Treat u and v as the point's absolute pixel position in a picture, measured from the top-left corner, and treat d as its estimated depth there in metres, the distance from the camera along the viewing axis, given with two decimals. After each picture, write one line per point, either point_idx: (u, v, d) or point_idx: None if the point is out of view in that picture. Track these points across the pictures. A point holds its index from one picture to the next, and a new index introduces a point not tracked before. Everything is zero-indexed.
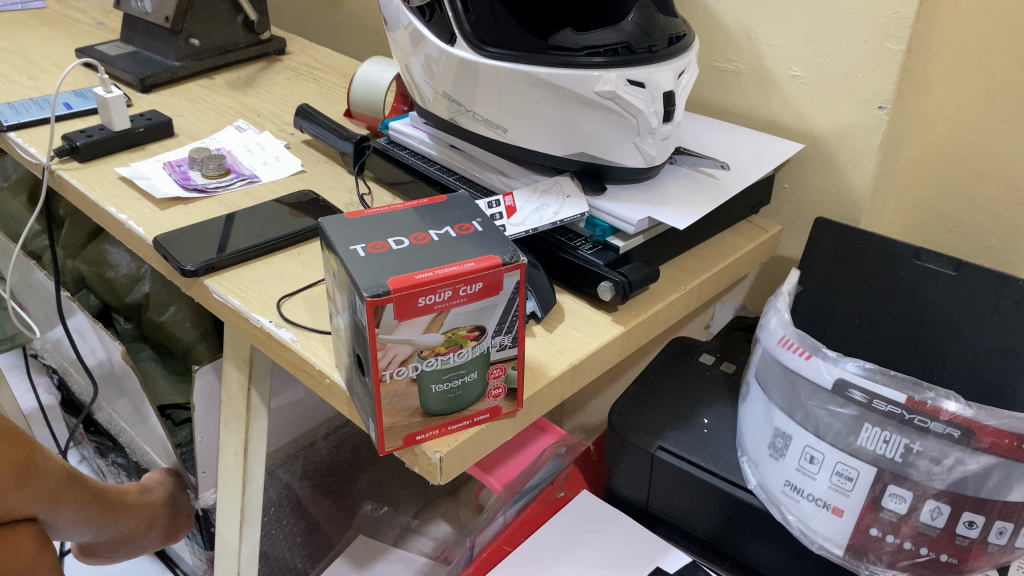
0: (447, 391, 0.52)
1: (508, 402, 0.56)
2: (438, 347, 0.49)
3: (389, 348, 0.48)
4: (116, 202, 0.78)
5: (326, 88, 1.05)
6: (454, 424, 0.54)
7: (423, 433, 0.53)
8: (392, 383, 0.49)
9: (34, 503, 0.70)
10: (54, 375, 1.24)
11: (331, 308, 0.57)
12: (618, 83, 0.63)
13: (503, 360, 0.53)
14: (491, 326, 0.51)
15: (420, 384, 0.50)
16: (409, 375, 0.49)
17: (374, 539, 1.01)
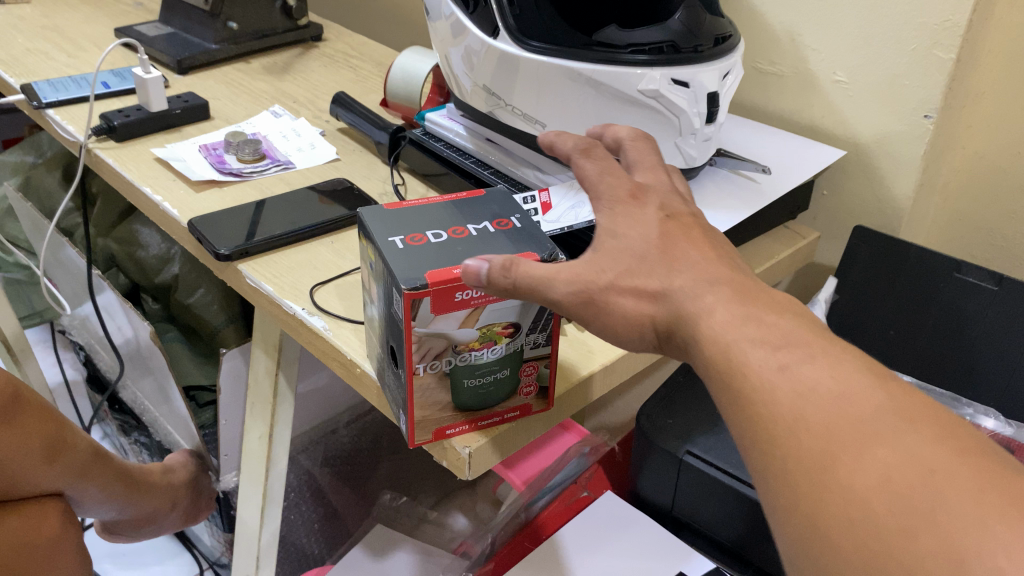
0: (479, 386, 0.52)
1: (538, 400, 0.55)
2: (473, 342, 0.49)
3: (425, 343, 0.47)
4: (151, 182, 0.78)
5: (362, 77, 1.04)
6: (485, 420, 0.54)
7: (454, 427, 0.53)
8: (426, 377, 0.49)
9: (62, 479, 0.71)
10: (80, 351, 1.25)
11: (364, 300, 0.57)
12: (661, 82, 0.63)
13: (537, 358, 0.53)
14: (525, 323, 0.50)
15: (452, 378, 0.50)
16: (441, 369, 0.49)
17: (391, 531, 0.97)
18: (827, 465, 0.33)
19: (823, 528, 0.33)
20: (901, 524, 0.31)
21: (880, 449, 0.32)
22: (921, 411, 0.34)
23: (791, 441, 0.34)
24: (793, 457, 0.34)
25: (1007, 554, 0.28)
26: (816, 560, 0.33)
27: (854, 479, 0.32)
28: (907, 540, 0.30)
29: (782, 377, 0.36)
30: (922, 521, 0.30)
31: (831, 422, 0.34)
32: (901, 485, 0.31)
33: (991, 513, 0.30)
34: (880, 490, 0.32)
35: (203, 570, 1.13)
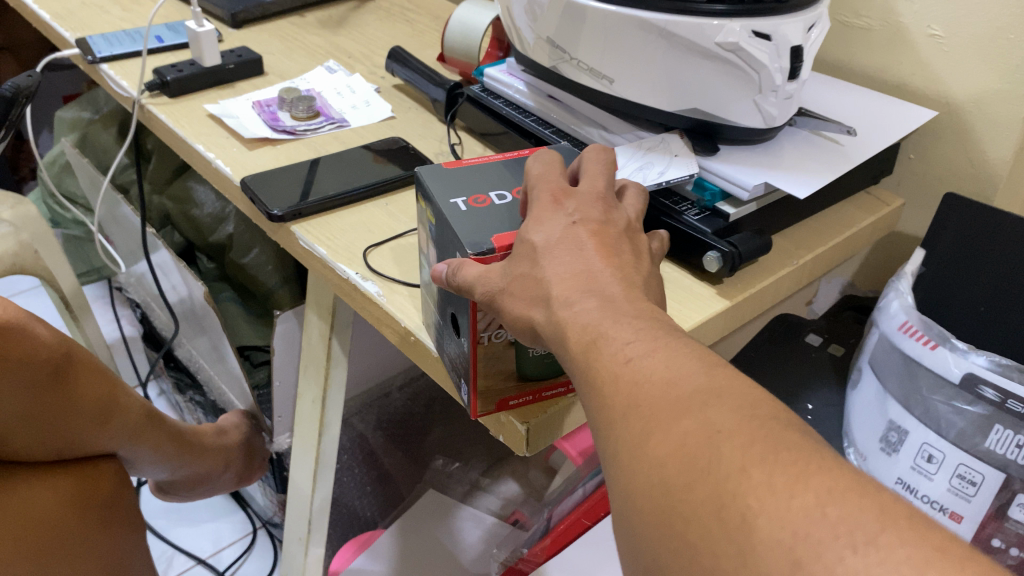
0: (545, 355, 0.49)
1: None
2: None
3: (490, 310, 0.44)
4: (204, 139, 0.76)
5: (419, 31, 1.01)
6: (549, 391, 0.51)
7: (516, 398, 0.50)
8: (490, 346, 0.46)
9: (116, 440, 0.70)
10: (137, 308, 1.25)
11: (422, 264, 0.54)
12: (741, 35, 0.58)
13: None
14: None
15: (516, 347, 0.47)
16: (506, 338, 0.46)
17: (443, 495, 0.99)
18: (640, 440, 0.31)
19: (634, 496, 0.30)
20: (685, 482, 0.29)
21: (685, 420, 0.30)
22: (738, 383, 0.32)
23: (619, 419, 0.32)
24: (615, 433, 0.32)
25: (760, 495, 0.27)
26: (631, 532, 0.31)
27: (653, 448, 0.30)
28: (688, 495, 0.28)
29: (622, 350, 0.34)
30: (702, 471, 0.28)
31: (652, 394, 0.32)
32: (691, 443, 0.29)
33: (756, 457, 0.28)
34: (675, 455, 0.29)
35: (257, 529, 1.14)
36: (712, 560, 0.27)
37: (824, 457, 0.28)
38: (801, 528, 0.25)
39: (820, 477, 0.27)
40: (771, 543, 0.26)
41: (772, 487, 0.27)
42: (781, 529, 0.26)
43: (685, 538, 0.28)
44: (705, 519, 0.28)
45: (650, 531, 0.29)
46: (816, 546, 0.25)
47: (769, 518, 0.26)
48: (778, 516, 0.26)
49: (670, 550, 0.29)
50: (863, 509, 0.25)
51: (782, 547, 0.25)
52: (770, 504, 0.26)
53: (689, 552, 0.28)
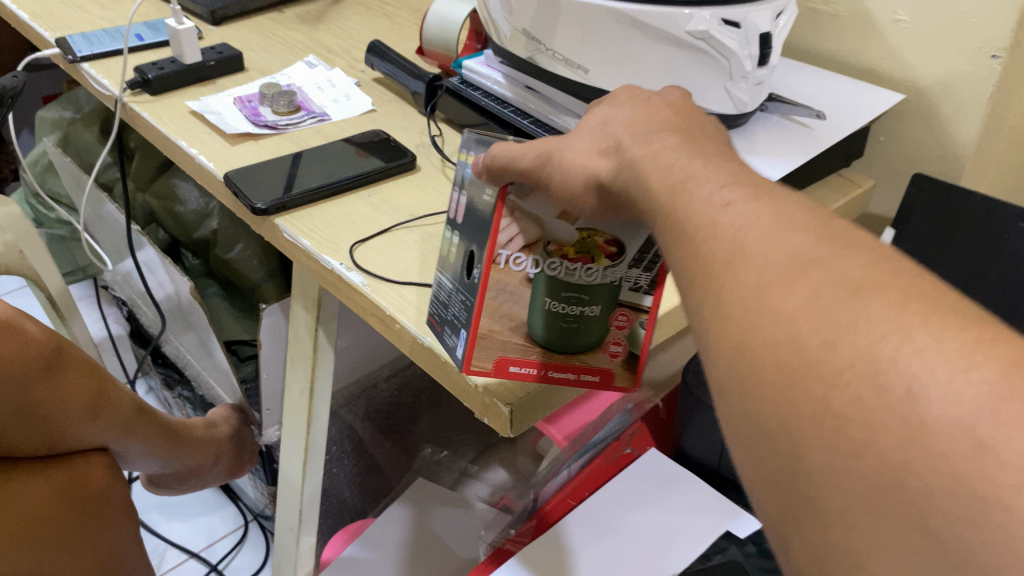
0: (561, 317, 0.49)
1: (623, 373, 0.52)
2: (568, 247, 0.46)
3: (516, 217, 0.46)
4: (187, 135, 0.77)
5: (397, 24, 1.02)
6: (557, 372, 0.51)
7: (519, 364, 0.50)
8: (505, 267, 0.47)
9: (107, 434, 0.71)
10: (123, 306, 1.26)
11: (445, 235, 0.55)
12: (711, 23, 0.60)
13: (632, 308, 0.49)
14: (632, 253, 0.46)
15: (535, 287, 0.48)
16: (524, 269, 0.47)
17: (433, 483, 1.00)
18: (757, 295, 0.30)
19: (760, 359, 0.29)
20: (828, 343, 0.27)
21: (814, 273, 0.29)
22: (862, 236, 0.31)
23: (728, 274, 0.31)
24: (730, 286, 0.31)
25: (930, 364, 0.25)
26: (744, 401, 0.30)
27: (784, 302, 0.29)
28: (832, 358, 0.27)
29: (724, 215, 0.33)
30: (848, 335, 0.27)
31: (767, 261, 0.30)
32: (832, 305, 0.28)
33: (915, 321, 0.26)
34: (808, 311, 0.28)
35: (248, 522, 1.16)
36: (869, 431, 0.25)
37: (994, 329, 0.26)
38: (992, 404, 0.24)
39: (999, 348, 0.25)
40: (944, 424, 0.24)
41: (944, 357, 0.25)
42: (953, 406, 0.24)
43: (841, 414, 0.26)
44: (857, 385, 0.26)
45: (777, 392, 0.28)
46: (1003, 427, 0.23)
47: (941, 392, 0.24)
48: (953, 388, 0.24)
49: (802, 414, 0.27)
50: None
51: (964, 428, 0.24)
52: (941, 377, 0.25)
53: (835, 419, 0.26)
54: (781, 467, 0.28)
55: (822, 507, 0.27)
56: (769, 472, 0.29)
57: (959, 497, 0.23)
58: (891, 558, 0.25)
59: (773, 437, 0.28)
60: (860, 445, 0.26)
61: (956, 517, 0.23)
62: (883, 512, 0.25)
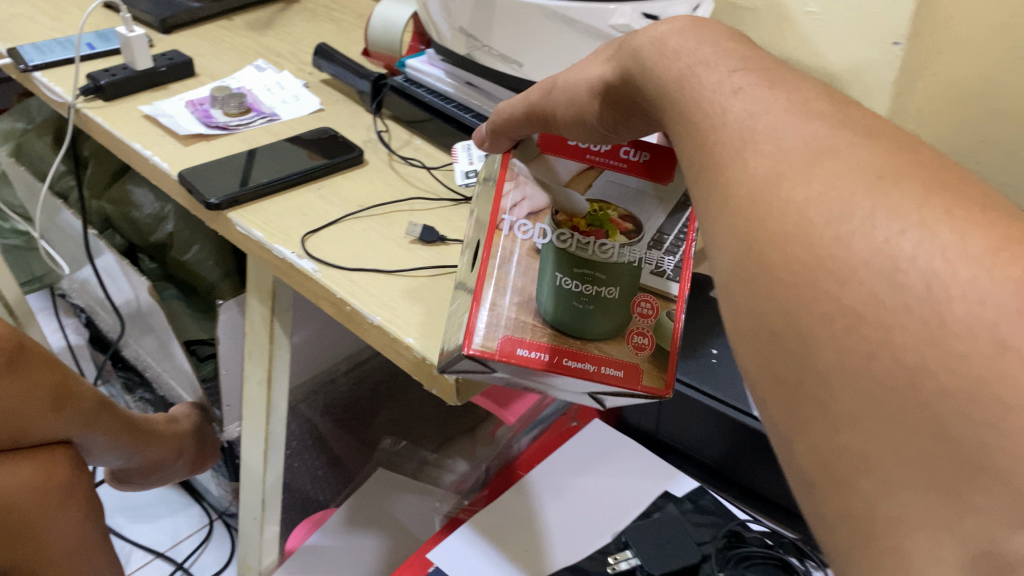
0: (575, 294, 0.46)
1: (651, 370, 0.46)
2: (580, 219, 0.48)
3: (519, 187, 0.49)
4: (140, 138, 0.79)
5: (343, 29, 1.06)
6: (573, 362, 0.45)
7: (529, 348, 0.44)
8: (509, 235, 0.48)
9: (69, 427, 0.73)
10: (81, 313, 1.27)
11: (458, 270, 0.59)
12: (633, 17, 0.66)
13: (656, 295, 0.48)
14: (648, 231, 0.48)
15: (547, 263, 0.47)
16: (529, 240, 0.48)
17: (394, 474, 1.03)
18: (772, 183, 0.29)
19: (771, 261, 0.28)
20: (837, 236, 0.26)
21: (829, 163, 0.28)
22: (883, 125, 0.31)
23: (737, 171, 0.31)
24: (740, 180, 0.30)
25: (950, 260, 0.24)
26: (754, 304, 0.28)
27: (796, 191, 0.28)
28: (846, 254, 0.26)
29: (735, 101, 0.32)
30: (862, 230, 0.26)
31: (783, 153, 0.30)
32: (846, 198, 0.27)
33: (937, 217, 0.25)
34: (820, 202, 0.27)
35: (213, 521, 1.18)
36: (886, 325, 0.24)
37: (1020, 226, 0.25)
38: (1017, 304, 0.23)
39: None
40: (965, 319, 0.23)
41: (968, 254, 0.24)
42: (979, 303, 0.23)
43: (862, 313, 0.25)
44: (871, 283, 0.25)
45: (792, 292, 0.27)
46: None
47: (963, 287, 0.23)
48: (976, 286, 0.23)
49: (815, 313, 0.26)
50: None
51: (986, 328, 0.23)
52: (965, 271, 0.24)
53: (848, 317, 0.25)
54: (787, 370, 0.27)
55: (829, 409, 0.25)
56: (775, 371, 0.27)
57: (975, 399, 0.22)
58: (903, 459, 0.23)
59: (781, 337, 0.27)
60: (877, 348, 0.24)
61: (967, 415, 0.22)
62: (898, 415, 0.23)
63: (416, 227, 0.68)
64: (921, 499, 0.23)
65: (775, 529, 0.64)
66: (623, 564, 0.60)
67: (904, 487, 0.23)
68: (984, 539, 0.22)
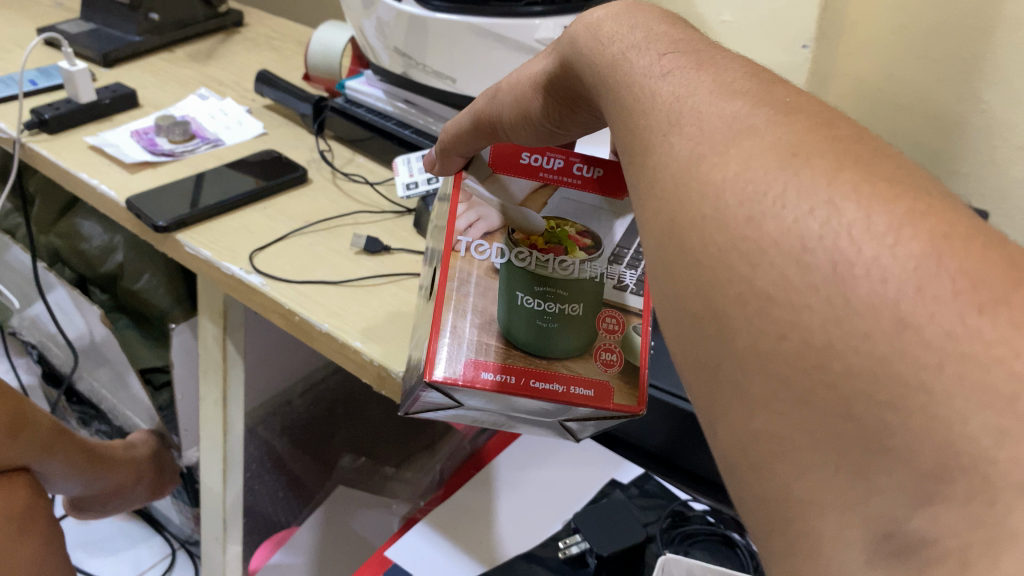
0: (538, 314, 0.44)
1: (622, 390, 0.43)
2: (537, 238, 0.46)
3: (472, 208, 0.47)
4: (87, 168, 0.81)
5: (283, 57, 1.09)
6: (542, 383, 0.42)
7: (493, 371, 0.42)
8: (467, 256, 0.46)
9: (26, 455, 0.74)
10: (32, 351, 1.27)
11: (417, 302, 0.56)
12: (555, 30, 0.69)
13: (619, 309, 0.46)
14: (608, 246, 0.46)
15: (507, 284, 0.45)
16: (489, 259, 0.46)
17: (354, 491, 1.06)
18: (693, 164, 0.27)
19: (687, 244, 0.26)
20: (750, 215, 0.24)
21: (748, 141, 0.26)
22: (808, 100, 0.28)
23: (663, 148, 0.29)
24: (666, 158, 0.28)
25: (857, 237, 0.22)
26: (672, 285, 0.27)
27: (714, 172, 0.26)
28: (756, 234, 0.24)
29: (666, 83, 0.31)
30: (773, 211, 0.24)
31: (703, 131, 0.28)
32: (760, 175, 0.25)
33: (849, 191, 0.23)
34: (735, 183, 0.25)
35: (176, 550, 1.18)
36: (794, 306, 0.22)
37: (941, 202, 0.23)
38: (920, 280, 0.21)
39: (933, 221, 0.22)
40: (870, 300, 0.21)
41: (873, 232, 0.22)
42: (884, 282, 0.21)
43: (774, 295, 0.23)
44: (781, 264, 0.23)
45: (706, 273, 0.25)
46: (929, 303, 0.21)
47: (867, 266, 0.22)
48: (880, 264, 0.21)
49: (728, 296, 0.24)
50: (977, 262, 0.21)
51: (887, 307, 0.21)
52: (869, 247, 0.22)
53: (759, 299, 0.23)
54: (706, 355, 0.25)
55: (743, 390, 0.24)
56: (695, 355, 0.26)
57: (879, 381, 0.21)
58: (814, 440, 0.22)
59: (698, 322, 0.25)
60: (786, 329, 0.23)
61: (875, 400, 0.21)
62: (809, 398, 0.22)
63: (360, 238, 0.71)
64: (830, 480, 0.22)
65: (715, 505, 0.68)
66: (574, 547, 0.64)
67: (814, 468, 0.22)
68: (889, 519, 0.20)
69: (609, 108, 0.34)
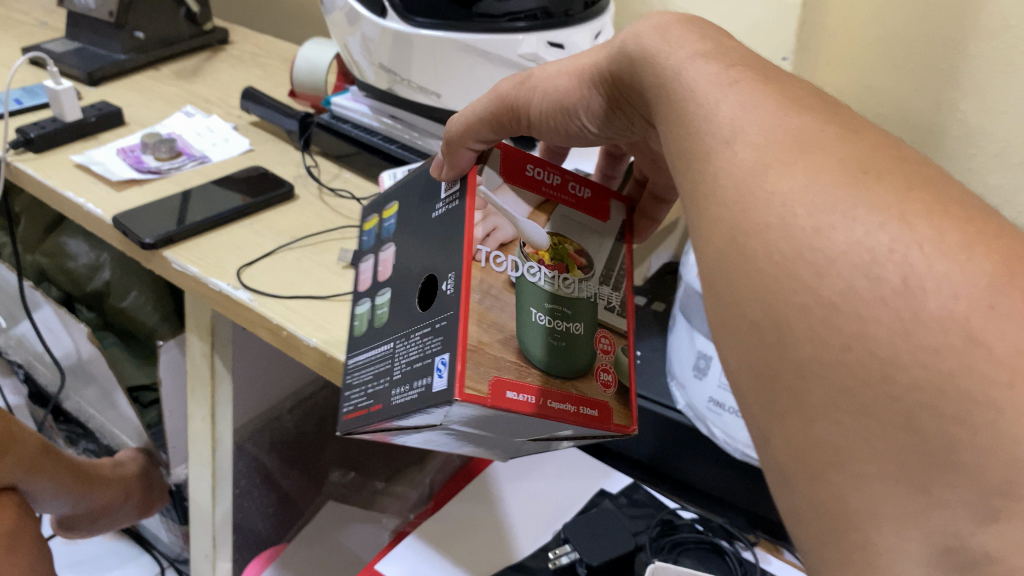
0: (550, 332, 0.43)
1: (619, 410, 0.44)
2: (544, 253, 0.45)
3: (488, 216, 0.44)
4: (73, 186, 0.81)
5: (269, 74, 1.09)
6: (557, 404, 0.41)
7: (517, 391, 0.40)
8: (486, 266, 0.42)
9: (14, 474, 0.74)
10: (18, 370, 1.26)
11: (359, 316, 0.51)
12: (538, 46, 0.71)
13: (613, 331, 0.47)
14: (597, 266, 0.48)
15: (519, 297, 0.43)
16: (507, 271, 0.43)
17: (342, 505, 1.06)
18: (759, 174, 0.28)
19: (752, 251, 0.27)
20: (820, 226, 0.26)
21: (813, 159, 0.28)
22: (860, 123, 0.30)
23: (725, 159, 0.30)
24: (728, 170, 0.30)
25: (928, 254, 0.23)
26: (733, 295, 0.28)
27: (782, 184, 0.27)
28: (825, 246, 0.25)
29: (726, 93, 0.32)
30: (842, 223, 0.25)
31: (768, 144, 0.29)
32: (830, 190, 0.26)
33: (917, 211, 0.25)
34: (806, 194, 0.27)
35: (165, 569, 1.17)
36: (860, 317, 0.24)
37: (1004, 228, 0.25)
38: (992, 300, 0.22)
39: (997, 245, 0.24)
40: (941, 316, 0.22)
41: (944, 251, 0.23)
42: (955, 299, 0.22)
43: (841, 305, 0.24)
44: (849, 274, 0.24)
45: (770, 279, 0.26)
46: (997, 321, 0.22)
47: (938, 281, 0.23)
48: (951, 281, 0.23)
49: (794, 303, 0.25)
50: None
51: (958, 323, 0.22)
52: (938, 265, 0.23)
53: (825, 308, 0.24)
54: (766, 360, 0.26)
55: (804, 399, 0.25)
56: (752, 364, 0.27)
57: (947, 394, 0.22)
58: (875, 451, 0.23)
59: (759, 330, 0.26)
60: (850, 344, 0.24)
61: (942, 413, 0.22)
62: (869, 408, 0.23)
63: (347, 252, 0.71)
64: (891, 490, 0.23)
65: (704, 514, 0.69)
66: (564, 557, 0.64)
67: (873, 478, 0.23)
68: (951, 533, 0.22)
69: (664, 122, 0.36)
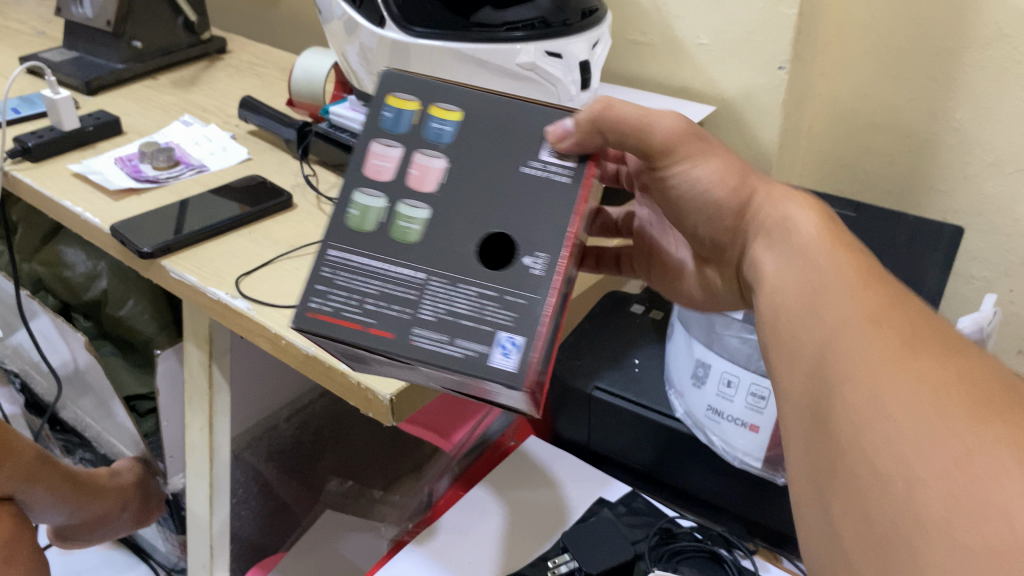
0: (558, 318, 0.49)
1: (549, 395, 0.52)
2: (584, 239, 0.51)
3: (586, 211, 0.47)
4: (71, 195, 0.81)
5: (267, 82, 1.09)
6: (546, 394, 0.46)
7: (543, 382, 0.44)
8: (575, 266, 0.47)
9: (11, 484, 0.74)
10: (14, 379, 1.25)
11: (359, 204, 0.46)
12: (536, 55, 0.72)
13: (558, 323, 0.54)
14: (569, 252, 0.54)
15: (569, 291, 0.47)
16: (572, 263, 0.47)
17: (340, 514, 1.06)
18: (874, 378, 0.36)
19: (875, 437, 0.34)
20: (937, 416, 0.32)
21: (924, 367, 0.35)
22: (941, 340, 0.37)
23: (841, 370, 0.38)
24: (846, 380, 0.37)
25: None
26: (859, 474, 0.34)
27: (900, 385, 0.35)
28: (942, 435, 0.32)
29: (829, 320, 0.41)
30: (955, 417, 0.32)
31: (878, 356, 0.37)
32: (942, 391, 0.33)
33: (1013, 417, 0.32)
34: (925, 392, 0.34)
35: None
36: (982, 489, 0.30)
37: None
38: None
39: None
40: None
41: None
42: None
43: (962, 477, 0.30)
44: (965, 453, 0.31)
45: (895, 460, 0.33)
46: None
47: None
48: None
49: (919, 478, 0.32)
50: None
51: None
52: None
53: (949, 479, 0.31)
54: (889, 525, 0.32)
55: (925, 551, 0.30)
56: (877, 533, 0.32)
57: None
58: None
59: (885, 493, 0.33)
60: (980, 500, 0.30)
61: None
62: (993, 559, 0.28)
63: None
64: None
65: (703, 522, 0.69)
66: (563, 566, 0.64)
67: None
68: None
69: (784, 325, 0.44)
